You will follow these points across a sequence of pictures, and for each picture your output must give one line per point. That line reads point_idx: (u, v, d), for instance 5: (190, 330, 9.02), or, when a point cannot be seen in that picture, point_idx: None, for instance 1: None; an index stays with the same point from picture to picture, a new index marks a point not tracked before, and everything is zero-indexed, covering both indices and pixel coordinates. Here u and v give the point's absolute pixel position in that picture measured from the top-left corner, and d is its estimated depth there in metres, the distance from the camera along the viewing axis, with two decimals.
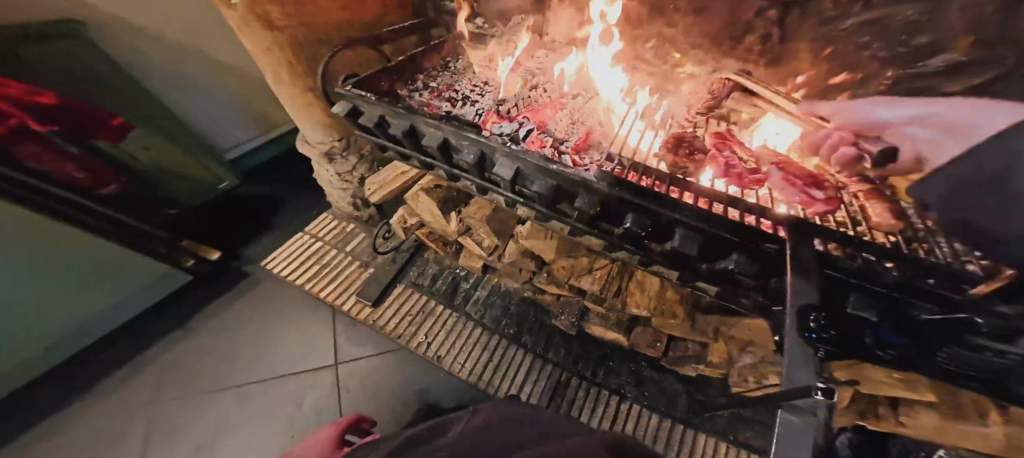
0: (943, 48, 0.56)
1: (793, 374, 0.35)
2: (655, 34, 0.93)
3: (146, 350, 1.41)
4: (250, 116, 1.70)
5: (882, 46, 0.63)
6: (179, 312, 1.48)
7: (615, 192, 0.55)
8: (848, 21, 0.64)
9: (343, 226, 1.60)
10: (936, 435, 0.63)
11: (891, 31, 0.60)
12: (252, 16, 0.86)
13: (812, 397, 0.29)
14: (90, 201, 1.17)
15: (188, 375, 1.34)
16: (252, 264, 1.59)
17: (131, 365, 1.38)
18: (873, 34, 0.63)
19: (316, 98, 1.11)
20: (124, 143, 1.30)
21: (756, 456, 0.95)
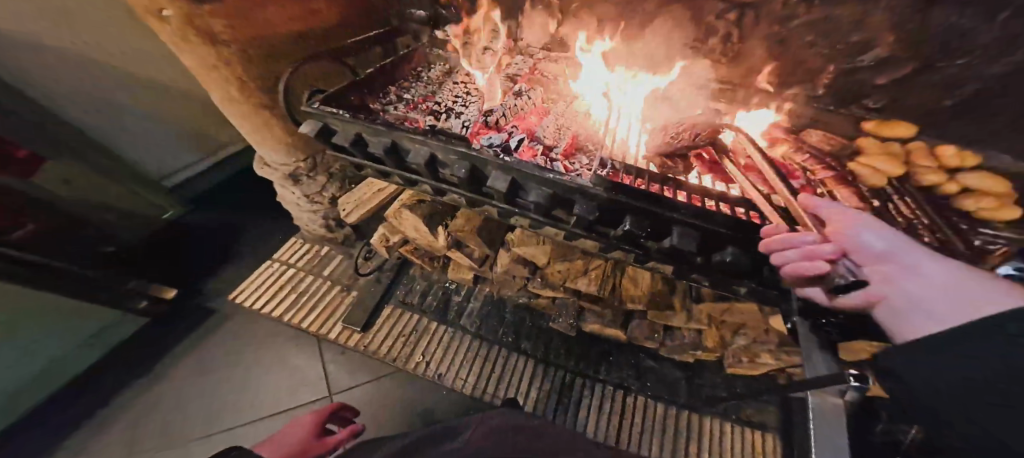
0: (871, 47, 0.76)
1: None
2: (623, 28, 1.04)
3: (88, 418, 1.19)
4: (190, 138, 1.53)
5: (824, 45, 0.81)
6: (125, 368, 1.28)
7: (616, 197, 0.61)
8: (796, 22, 0.81)
9: (316, 249, 1.49)
10: None
11: (832, 32, 0.78)
12: (191, 30, 0.77)
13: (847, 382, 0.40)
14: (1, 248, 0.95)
15: (164, 426, 1.18)
16: (213, 302, 1.42)
17: (70, 440, 1.16)
18: (816, 34, 0.80)
19: (276, 118, 1.03)
20: (36, 177, 1.10)
21: (758, 431, 1.02)
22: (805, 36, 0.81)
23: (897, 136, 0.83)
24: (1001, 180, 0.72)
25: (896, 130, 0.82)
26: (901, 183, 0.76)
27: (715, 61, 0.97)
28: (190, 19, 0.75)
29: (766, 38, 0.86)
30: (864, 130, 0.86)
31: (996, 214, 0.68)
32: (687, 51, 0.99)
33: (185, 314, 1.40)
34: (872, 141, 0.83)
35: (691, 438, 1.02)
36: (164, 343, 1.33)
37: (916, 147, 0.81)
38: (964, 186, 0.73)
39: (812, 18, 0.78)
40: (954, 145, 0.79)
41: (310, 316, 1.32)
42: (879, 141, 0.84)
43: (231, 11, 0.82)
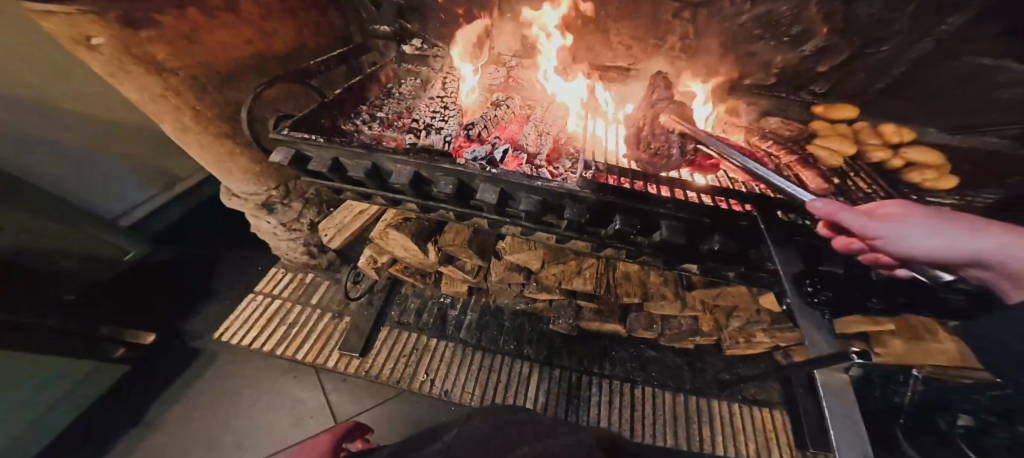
0: (812, 34, 0.85)
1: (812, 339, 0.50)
2: (589, 36, 1.06)
3: None
4: (143, 172, 1.43)
5: (770, 36, 0.89)
6: (94, 431, 1.16)
7: (601, 196, 0.62)
8: (743, 17, 0.88)
9: (300, 277, 1.42)
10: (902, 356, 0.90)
11: (776, 22, 0.86)
12: (129, 58, 0.71)
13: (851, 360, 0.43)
14: None
15: None
16: (195, 345, 1.34)
17: None
18: (762, 26, 0.87)
19: (238, 147, 0.97)
20: None
21: (766, 408, 1.07)
22: (755, 29, 0.89)
23: (844, 118, 0.92)
24: (935, 153, 0.80)
25: (846, 112, 0.91)
26: (855, 161, 0.83)
27: (678, 60, 1.03)
28: (124, 45, 0.69)
29: (720, 34, 0.93)
30: (816, 114, 0.96)
31: (938, 184, 0.77)
32: (652, 51, 1.03)
33: (165, 359, 1.31)
34: (825, 123, 0.91)
35: (704, 422, 1.06)
36: (142, 395, 1.23)
37: (862, 126, 0.90)
38: (907, 160, 0.81)
39: (758, 14, 0.86)
40: (890, 125, 0.89)
41: (304, 347, 1.26)
42: (830, 123, 0.93)
43: (176, 36, 0.77)
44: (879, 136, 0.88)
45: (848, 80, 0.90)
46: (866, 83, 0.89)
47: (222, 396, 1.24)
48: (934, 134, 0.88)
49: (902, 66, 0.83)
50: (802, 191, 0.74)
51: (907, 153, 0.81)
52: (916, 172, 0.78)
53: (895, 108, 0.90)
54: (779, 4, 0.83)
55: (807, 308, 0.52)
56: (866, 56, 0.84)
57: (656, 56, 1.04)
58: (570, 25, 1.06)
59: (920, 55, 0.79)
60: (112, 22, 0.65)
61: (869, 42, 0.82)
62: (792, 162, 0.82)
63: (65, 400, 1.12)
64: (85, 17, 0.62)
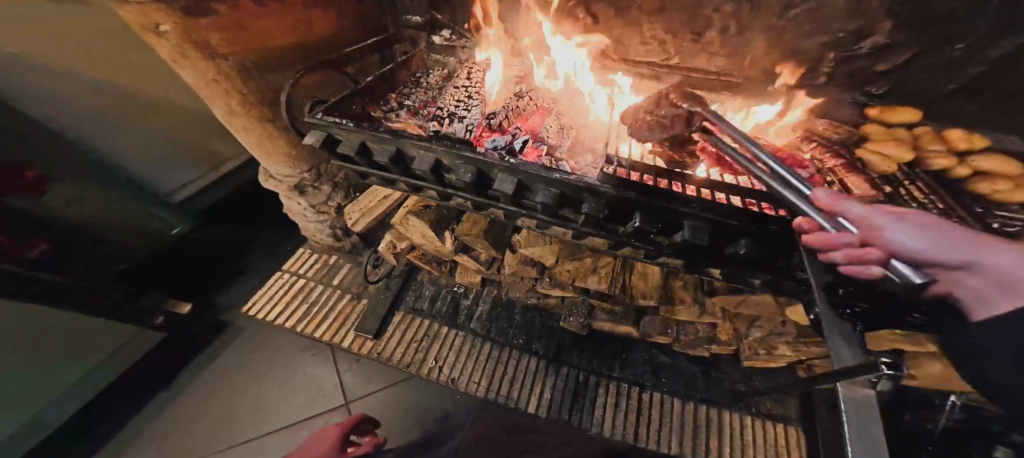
0: (871, 32, 0.76)
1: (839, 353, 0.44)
2: (618, 29, 1.04)
3: (112, 437, 1.21)
4: (194, 154, 1.53)
5: (822, 34, 0.81)
6: (141, 386, 1.29)
7: (622, 192, 0.61)
8: (794, 12, 0.80)
9: (325, 259, 1.48)
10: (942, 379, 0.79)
11: (830, 17, 0.78)
12: (189, 45, 0.77)
13: (880, 371, 0.36)
14: (24, 267, 0.98)
15: (184, 442, 1.19)
16: (228, 315, 1.44)
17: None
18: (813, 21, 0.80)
19: (277, 130, 1.03)
20: (51, 199, 1.12)
21: (780, 424, 1.02)
22: (803, 25, 0.82)
23: (903, 122, 0.83)
24: (1015, 163, 0.70)
25: (905, 115, 0.82)
26: (909, 169, 0.76)
27: (714, 56, 0.98)
28: (186, 32, 0.75)
29: (763, 31, 0.87)
30: (869, 117, 0.86)
31: (1013, 196, 0.66)
32: (687, 46, 0.99)
33: (200, 327, 1.41)
34: (879, 127, 0.83)
35: (712, 433, 1.02)
36: (179, 358, 1.35)
37: (924, 132, 0.80)
38: (976, 169, 0.72)
39: (808, 9, 0.78)
40: (957, 131, 0.80)
41: (322, 325, 1.32)
42: (886, 127, 0.84)
43: (229, 23, 0.82)
44: (944, 141, 0.79)
45: (911, 80, 0.80)
46: (934, 84, 0.78)
47: (244, 366, 1.32)
48: (1014, 142, 0.76)
49: (980, 67, 0.71)
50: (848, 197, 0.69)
51: (977, 161, 0.72)
52: (987, 181, 0.69)
53: (962, 110, 0.79)
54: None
55: (839, 320, 0.46)
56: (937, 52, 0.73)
57: (691, 51, 1.00)
58: (602, 15, 1.02)
59: (1003, 54, 0.67)
60: (176, 10, 0.71)
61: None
62: (834, 167, 0.77)
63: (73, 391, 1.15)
64: (153, 5, 0.68)
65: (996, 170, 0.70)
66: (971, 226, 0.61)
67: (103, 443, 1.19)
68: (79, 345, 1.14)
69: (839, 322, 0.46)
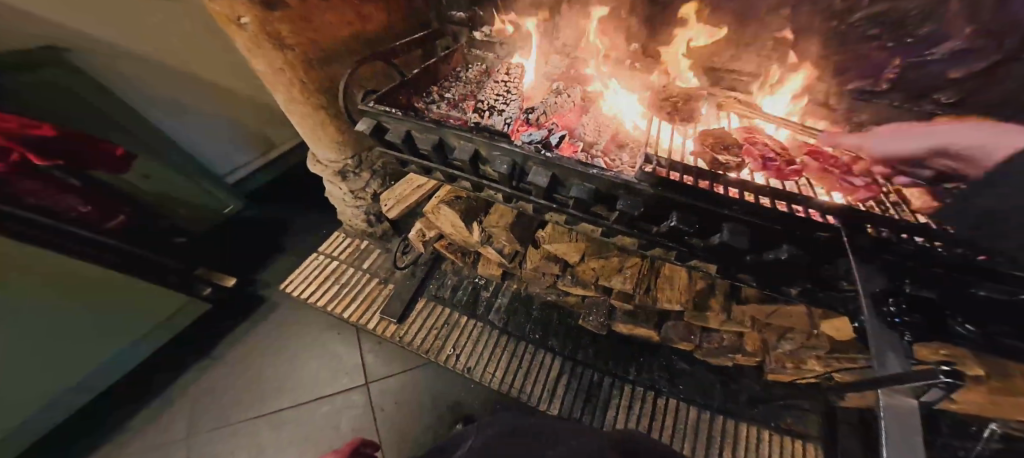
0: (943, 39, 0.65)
1: (885, 360, 0.43)
2: (661, 29, 1.02)
3: (164, 391, 1.34)
4: (247, 138, 1.64)
5: (888, 37, 0.72)
6: (190, 349, 1.42)
7: (661, 191, 0.61)
8: (857, 15, 0.74)
9: (357, 243, 1.55)
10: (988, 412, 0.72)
11: (899, 23, 0.69)
12: (264, 36, 0.84)
13: (937, 379, 0.36)
14: (98, 234, 1.10)
15: (223, 403, 1.29)
16: (266, 289, 1.55)
17: (147, 411, 1.30)
18: (880, 27, 0.72)
19: (329, 116, 1.09)
20: (127, 174, 1.25)
21: (802, 442, 0.98)
22: (869, 30, 0.73)
23: None
24: None
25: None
26: None
27: (765, 59, 0.94)
28: (263, 24, 0.81)
29: (820, 36, 0.82)
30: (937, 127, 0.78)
31: None
32: (736, 49, 0.96)
33: (239, 299, 1.52)
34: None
35: (727, 444, 1.00)
36: (223, 323, 1.47)
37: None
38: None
39: (872, 13, 0.72)
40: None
41: (351, 306, 1.38)
42: None
43: (296, 16, 0.88)
44: None
45: None
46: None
47: (276, 339, 1.41)
48: None
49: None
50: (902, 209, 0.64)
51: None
52: None
53: None
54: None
55: (885, 328, 0.46)
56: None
57: (740, 54, 0.96)
58: (644, 15, 1.01)
59: None
60: (257, 4, 0.77)
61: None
62: None
63: (142, 342, 1.30)
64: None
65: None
66: None
67: (157, 393, 1.33)
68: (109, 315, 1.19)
69: (880, 330, 0.46)
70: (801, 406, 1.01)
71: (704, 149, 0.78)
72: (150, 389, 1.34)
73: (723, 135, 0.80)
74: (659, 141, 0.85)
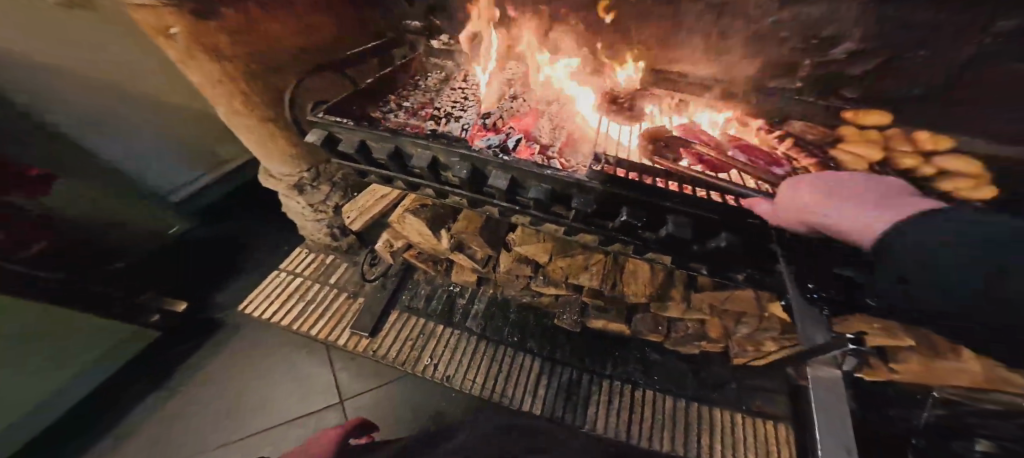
0: (843, 40, 0.82)
1: (809, 333, 0.47)
2: (609, 35, 1.08)
3: (111, 432, 1.22)
4: (194, 154, 1.55)
5: (798, 40, 0.87)
6: (142, 383, 1.30)
7: (610, 189, 0.65)
8: (771, 20, 0.86)
9: (321, 258, 1.50)
10: (921, 376, 0.79)
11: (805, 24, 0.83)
12: (197, 46, 0.80)
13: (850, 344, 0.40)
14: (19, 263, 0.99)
15: (180, 439, 1.19)
16: (227, 312, 1.46)
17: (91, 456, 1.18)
18: (791, 29, 0.86)
19: (279, 129, 1.06)
20: (46, 196, 1.13)
21: (771, 422, 1.04)
22: (781, 32, 0.87)
23: (875, 124, 0.86)
24: (975, 162, 0.75)
25: (876, 118, 0.86)
26: (882, 167, 0.78)
27: (699, 61, 1.03)
28: (196, 35, 0.78)
29: (743, 38, 0.92)
30: (844, 120, 0.89)
31: (973, 194, 0.72)
32: (675, 53, 1.05)
33: (192, 325, 1.42)
34: (852, 129, 0.87)
35: (704, 430, 1.04)
36: (177, 352, 1.37)
37: (893, 133, 0.83)
38: (941, 169, 0.76)
39: (785, 18, 0.84)
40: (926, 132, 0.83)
41: (319, 323, 1.32)
42: (858, 129, 0.87)
43: (234, 27, 0.85)
44: (913, 142, 0.82)
45: None
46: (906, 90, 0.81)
47: (239, 365, 1.33)
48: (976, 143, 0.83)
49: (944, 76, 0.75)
50: None
51: (939, 161, 0.76)
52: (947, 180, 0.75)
53: None
54: (814, 6, 0.79)
55: (806, 304, 0.50)
56: (905, 60, 0.76)
57: (680, 58, 1.05)
58: (591, 23, 1.08)
59: None
60: (187, 14, 0.74)
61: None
62: (811, 166, 0.81)
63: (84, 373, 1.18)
64: (166, 9, 0.71)
65: (953, 168, 0.75)
66: None
67: (102, 434, 1.22)
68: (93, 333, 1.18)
69: (804, 307, 0.50)
70: (768, 388, 1.07)
71: (644, 145, 0.83)
72: (98, 428, 1.22)
73: (664, 134, 0.84)
74: (611, 142, 0.92)
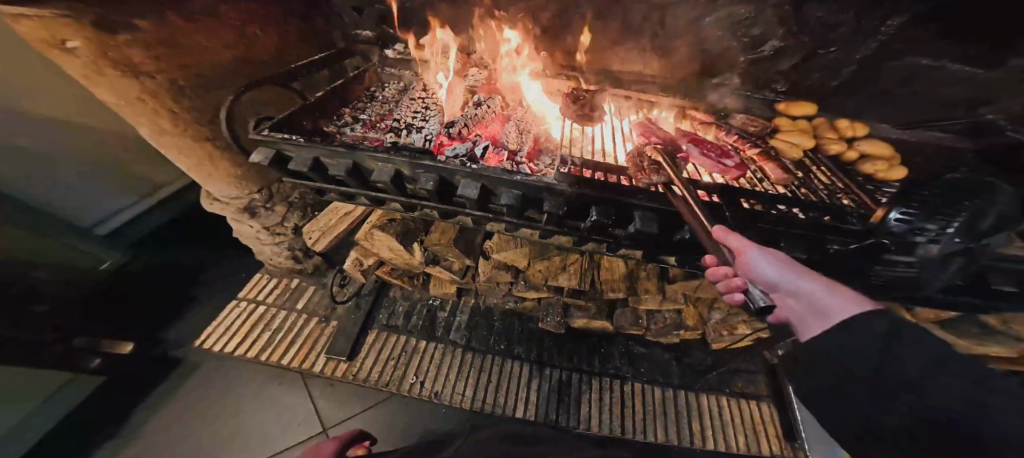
0: (769, 38, 0.93)
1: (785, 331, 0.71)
2: (565, 39, 1.10)
3: None
4: (119, 179, 1.41)
5: (732, 38, 0.96)
6: (82, 436, 1.14)
7: (578, 190, 0.66)
8: (707, 20, 0.95)
9: (285, 283, 1.41)
10: None
11: (734, 24, 0.93)
12: (105, 61, 0.72)
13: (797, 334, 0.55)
14: None
15: None
16: (181, 349, 1.32)
17: None
18: (724, 28, 0.95)
19: (218, 149, 0.98)
20: None
21: (752, 400, 1.10)
22: (716, 31, 0.96)
23: (804, 115, 0.98)
24: (886, 145, 0.87)
25: (803, 109, 0.97)
26: (815, 154, 0.88)
27: (647, 58, 1.08)
28: (102, 48, 0.71)
29: (687, 35, 0.99)
30: (778, 112, 1.01)
31: (889, 174, 0.82)
32: (626, 53, 1.09)
33: (139, 370, 1.27)
34: (787, 120, 0.97)
35: (694, 417, 1.07)
36: (122, 400, 1.21)
37: (819, 122, 0.96)
38: (861, 153, 0.88)
39: (719, 17, 0.93)
40: (845, 120, 0.96)
41: (289, 352, 1.24)
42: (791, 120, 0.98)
43: (152, 41, 0.79)
44: (836, 130, 0.95)
45: (806, 79, 0.99)
46: (823, 81, 0.98)
47: (203, 406, 1.20)
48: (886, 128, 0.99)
49: (851, 67, 0.92)
50: (766, 182, 0.80)
51: (860, 146, 0.88)
52: (868, 162, 0.85)
53: (847, 105, 1.00)
54: (739, 7, 0.90)
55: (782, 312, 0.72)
56: (819, 56, 0.93)
57: (631, 58, 1.10)
58: (547, 27, 1.09)
59: (867, 54, 0.89)
60: (88, 26, 0.67)
61: (819, 43, 0.90)
62: (755, 155, 0.87)
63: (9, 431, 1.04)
64: (60, 20, 0.64)
65: (872, 152, 0.87)
66: (869, 194, 0.75)
67: None
68: (29, 385, 1.07)
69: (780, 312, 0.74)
70: (747, 368, 1.14)
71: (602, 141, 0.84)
72: None
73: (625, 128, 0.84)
74: (573, 143, 0.92)
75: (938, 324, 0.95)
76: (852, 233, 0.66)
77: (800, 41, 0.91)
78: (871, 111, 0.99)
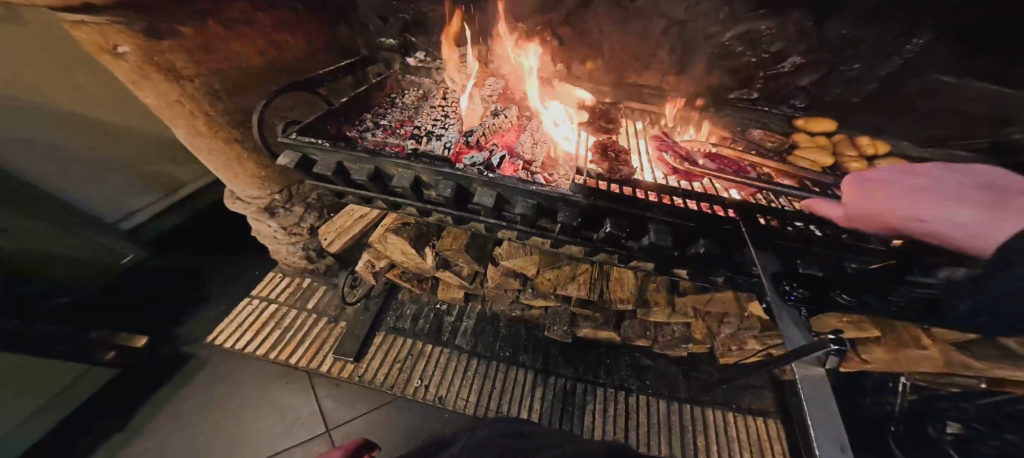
0: (789, 54, 0.94)
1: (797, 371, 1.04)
2: (580, 55, 1.14)
3: None
4: (145, 175, 1.47)
5: (752, 52, 0.97)
6: (95, 425, 1.18)
7: (592, 201, 0.67)
8: (726, 35, 0.96)
9: (297, 282, 1.43)
10: (889, 362, 0.94)
11: (755, 40, 0.94)
12: (151, 66, 0.77)
13: (827, 347, 0.47)
14: None
15: None
16: (193, 343, 1.35)
17: None
18: (743, 43, 0.96)
19: (245, 150, 1.02)
20: None
21: (760, 418, 1.08)
22: (736, 46, 0.97)
23: (822, 131, 0.99)
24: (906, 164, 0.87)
25: (821, 126, 0.98)
26: (832, 172, 0.89)
27: (662, 72, 1.11)
28: (148, 54, 0.75)
29: (704, 49, 1.01)
30: (796, 127, 1.02)
31: None
32: (641, 66, 1.11)
33: (154, 364, 1.30)
34: (805, 136, 0.98)
35: (699, 433, 1.05)
36: (135, 394, 1.24)
37: (837, 138, 0.97)
38: None
39: (738, 33, 0.95)
40: (863, 138, 0.97)
41: (298, 350, 1.25)
42: (809, 135, 1.00)
43: (192, 45, 0.82)
44: (854, 147, 0.95)
45: (826, 96, 0.99)
46: (842, 97, 0.98)
47: (210, 402, 1.22)
48: (906, 146, 0.98)
49: (873, 83, 0.92)
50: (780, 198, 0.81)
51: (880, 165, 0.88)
52: None
53: (866, 123, 1.00)
54: (759, 23, 0.91)
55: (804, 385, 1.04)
56: (840, 72, 0.93)
57: (647, 71, 1.12)
58: (566, 38, 1.11)
59: (888, 72, 0.89)
60: (138, 32, 0.72)
61: (840, 60, 0.91)
62: (771, 171, 0.88)
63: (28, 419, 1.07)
64: (113, 27, 0.68)
65: None
66: None
67: None
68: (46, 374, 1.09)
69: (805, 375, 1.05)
70: (755, 385, 1.12)
71: (599, 157, 0.83)
72: None
73: (613, 144, 0.88)
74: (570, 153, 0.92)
75: (957, 346, 0.91)
76: (874, 252, 0.63)
77: (817, 58, 0.92)
78: (892, 129, 0.98)
